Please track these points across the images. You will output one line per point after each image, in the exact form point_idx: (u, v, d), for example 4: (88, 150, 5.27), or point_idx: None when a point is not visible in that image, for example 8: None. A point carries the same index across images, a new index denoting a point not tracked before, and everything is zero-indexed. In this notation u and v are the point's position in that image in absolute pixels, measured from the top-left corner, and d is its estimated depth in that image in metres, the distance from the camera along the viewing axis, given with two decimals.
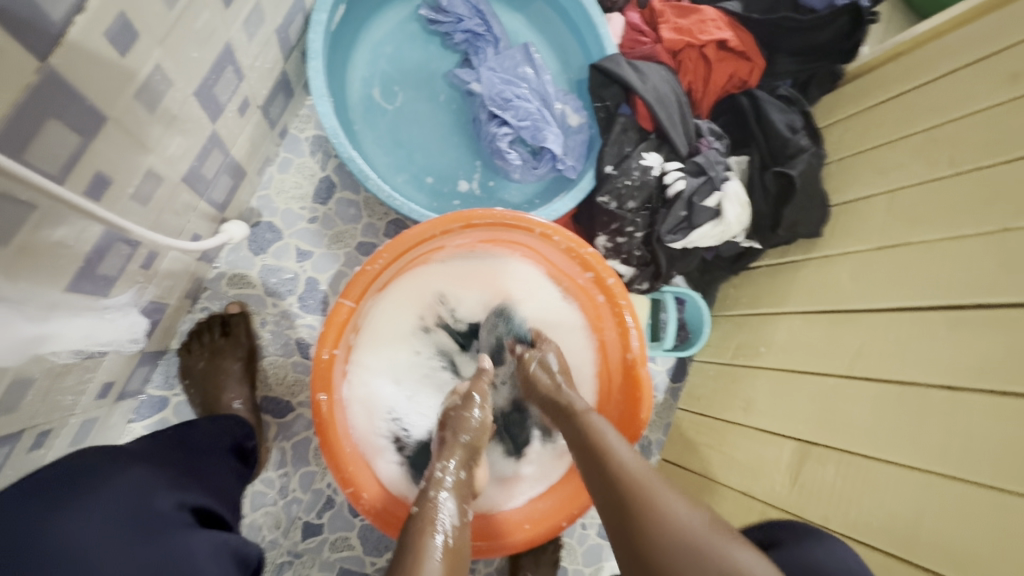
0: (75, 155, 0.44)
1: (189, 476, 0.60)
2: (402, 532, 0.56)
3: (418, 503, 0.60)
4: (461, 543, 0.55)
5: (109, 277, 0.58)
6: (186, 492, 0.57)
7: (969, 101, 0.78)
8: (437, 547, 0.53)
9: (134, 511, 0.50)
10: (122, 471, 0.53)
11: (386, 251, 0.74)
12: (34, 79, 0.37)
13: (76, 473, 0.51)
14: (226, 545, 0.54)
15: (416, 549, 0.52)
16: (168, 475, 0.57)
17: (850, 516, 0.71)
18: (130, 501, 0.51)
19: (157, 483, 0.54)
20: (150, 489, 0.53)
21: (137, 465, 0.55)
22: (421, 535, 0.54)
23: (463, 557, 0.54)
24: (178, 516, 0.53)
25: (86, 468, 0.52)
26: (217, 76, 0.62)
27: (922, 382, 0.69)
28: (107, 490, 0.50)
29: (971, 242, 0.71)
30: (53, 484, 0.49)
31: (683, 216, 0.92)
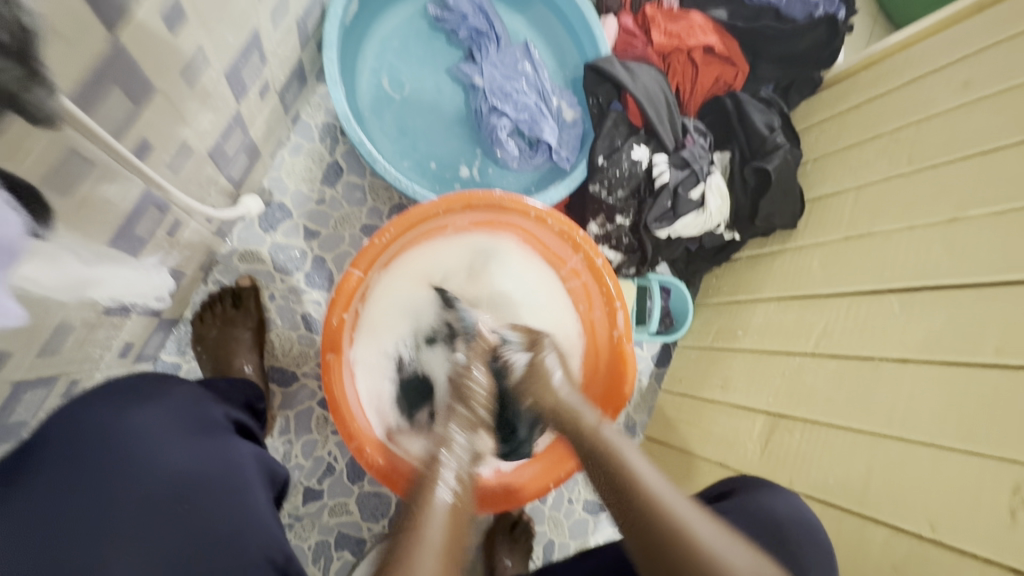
0: (128, 121, 0.50)
1: (227, 401, 0.72)
2: (414, 492, 0.62)
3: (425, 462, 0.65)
4: (465, 502, 0.62)
5: (142, 239, 0.64)
6: (230, 409, 0.68)
7: (929, 105, 0.86)
8: (442, 504, 0.59)
9: (196, 414, 0.61)
10: (181, 384, 0.63)
11: (393, 225, 0.80)
12: (106, 50, 0.43)
13: (148, 384, 0.61)
14: (262, 455, 0.64)
15: (424, 506, 0.59)
16: (212, 396, 0.68)
17: (813, 478, 0.78)
18: (191, 407, 0.61)
19: (207, 399, 0.65)
20: (203, 401, 0.64)
21: (189, 386, 0.65)
22: (427, 499, 0.60)
23: (465, 513, 0.61)
24: (224, 424, 0.64)
25: (151, 380, 0.62)
26: (245, 59, 0.68)
27: (877, 356, 0.76)
28: (173, 396, 0.61)
29: (923, 231, 0.78)
30: (125, 388, 0.58)
31: (669, 206, 0.99)
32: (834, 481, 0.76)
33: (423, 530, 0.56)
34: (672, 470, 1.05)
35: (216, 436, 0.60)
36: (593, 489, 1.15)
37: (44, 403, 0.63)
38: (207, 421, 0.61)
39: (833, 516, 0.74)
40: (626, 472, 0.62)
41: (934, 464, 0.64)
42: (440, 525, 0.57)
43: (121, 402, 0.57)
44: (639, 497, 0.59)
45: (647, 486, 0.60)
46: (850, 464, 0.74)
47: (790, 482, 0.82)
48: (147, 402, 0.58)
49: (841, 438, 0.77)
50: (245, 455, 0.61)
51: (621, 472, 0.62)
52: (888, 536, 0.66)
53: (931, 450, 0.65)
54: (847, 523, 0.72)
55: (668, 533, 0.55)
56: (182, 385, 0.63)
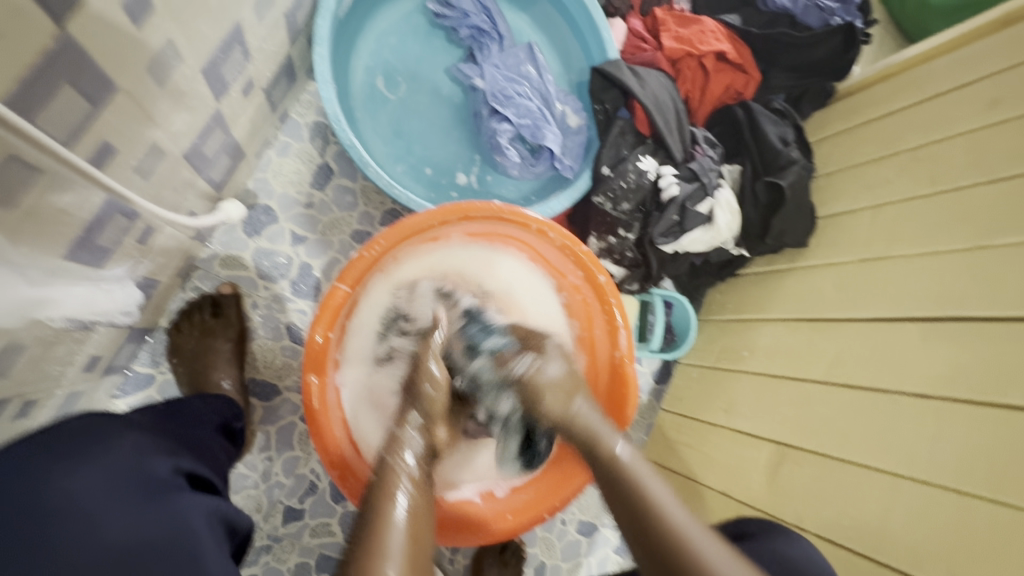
0: (83, 123, 0.45)
1: (181, 445, 0.60)
2: (366, 499, 0.58)
3: (378, 469, 0.62)
4: (422, 507, 0.58)
5: (106, 248, 0.58)
6: (181, 458, 0.57)
7: (953, 123, 0.82)
8: (398, 514, 0.55)
9: (135, 475, 0.50)
10: (123, 435, 0.53)
11: (384, 238, 0.75)
12: (52, 45, 0.38)
13: (79, 434, 0.50)
14: (219, 512, 0.55)
15: (377, 517, 0.54)
16: (160, 441, 0.57)
17: (823, 517, 0.74)
18: (130, 465, 0.50)
19: (152, 447, 0.55)
20: (145, 453, 0.53)
21: (131, 431, 0.55)
22: (383, 502, 0.56)
23: (424, 520, 0.57)
24: (175, 480, 0.53)
25: (86, 430, 0.51)
26: (225, 55, 0.62)
27: (894, 390, 0.72)
28: (106, 453, 0.50)
29: (946, 258, 0.74)
30: (53, 445, 0.49)
31: (675, 220, 0.95)
32: (846, 520, 0.71)
33: (376, 538, 0.52)
34: None
35: (160, 503, 0.49)
36: (587, 510, 1.10)
37: None
38: (152, 481, 0.50)
39: (844, 558, 0.70)
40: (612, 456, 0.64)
41: (957, 511, 0.60)
42: (400, 531, 0.53)
43: (45, 463, 0.47)
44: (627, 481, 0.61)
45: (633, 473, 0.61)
46: (863, 503, 0.70)
47: (798, 517, 0.78)
48: (78, 463, 0.48)
49: (853, 474, 0.73)
50: (198, 522, 0.51)
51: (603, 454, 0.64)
52: None
53: (953, 496, 0.61)
54: (860, 567, 0.68)
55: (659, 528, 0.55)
56: (124, 434, 0.53)
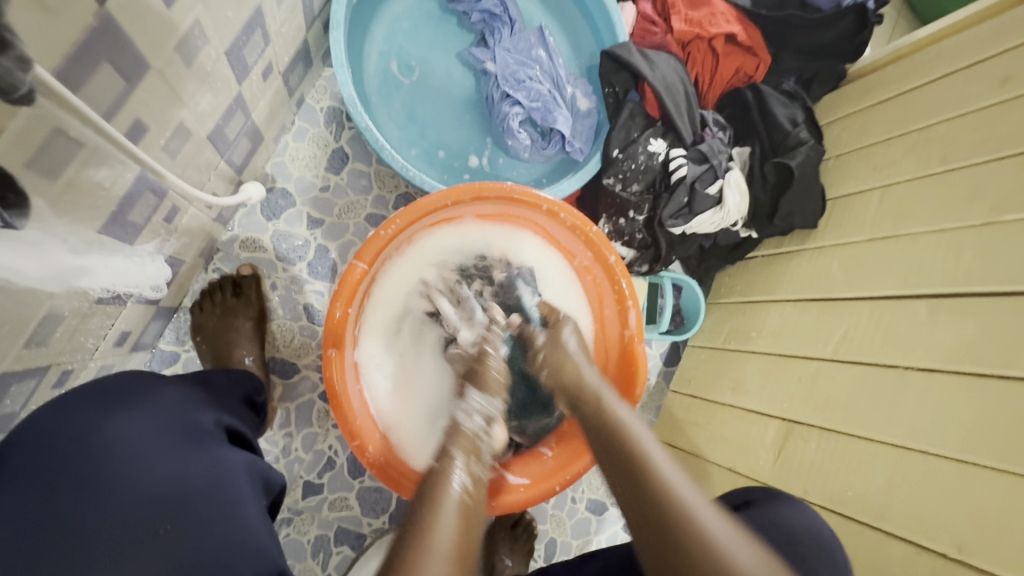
0: (119, 101, 0.47)
1: (219, 404, 0.67)
2: (421, 488, 0.58)
3: (438, 459, 0.62)
4: (478, 501, 0.58)
5: (137, 224, 0.61)
6: (220, 414, 0.64)
7: (963, 102, 0.81)
8: (453, 504, 0.56)
9: (181, 423, 0.57)
10: (166, 390, 0.59)
11: (400, 217, 0.77)
12: (93, 22, 0.40)
13: (129, 387, 0.57)
14: (254, 464, 0.61)
15: (430, 511, 0.54)
16: (203, 399, 0.64)
17: (829, 489, 0.76)
18: (177, 413, 0.57)
19: (196, 402, 0.61)
20: (191, 405, 0.60)
21: (174, 385, 0.61)
22: (438, 494, 0.56)
23: (479, 513, 0.58)
24: (215, 432, 0.60)
25: (138, 384, 0.58)
26: (247, 38, 0.64)
27: (901, 365, 0.73)
28: (157, 403, 0.57)
29: (955, 235, 0.74)
30: (106, 394, 0.55)
31: (684, 202, 0.96)
32: (852, 492, 0.73)
33: (424, 534, 0.52)
34: None
35: (202, 445, 0.56)
36: (597, 488, 1.12)
37: (35, 394, 0.61)
38: (195, 430, 0.57)
39: (849, 529, 0.72)
40: (635, 446, 0.61)
41: (961, 479, 0.62)
42: (449, 526, 0.53)
43: (102, 408, 0.54)
44: (648, 475, 0.57)
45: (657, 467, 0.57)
46: (869, 475, 0.72)
47: (804, 491, 0.79)
48: (131, 410, 0.55)
49: (860, 447, 0.74)
50: (234, 463, 0.57)
51: (625, 444, 0.61)
52: (908, 552, 0.64)
53: (959, 466, 0.62)
54: (865, 536, 0.69)
55: (687, 530, 0.51)
56: (167, 388, 0.59)
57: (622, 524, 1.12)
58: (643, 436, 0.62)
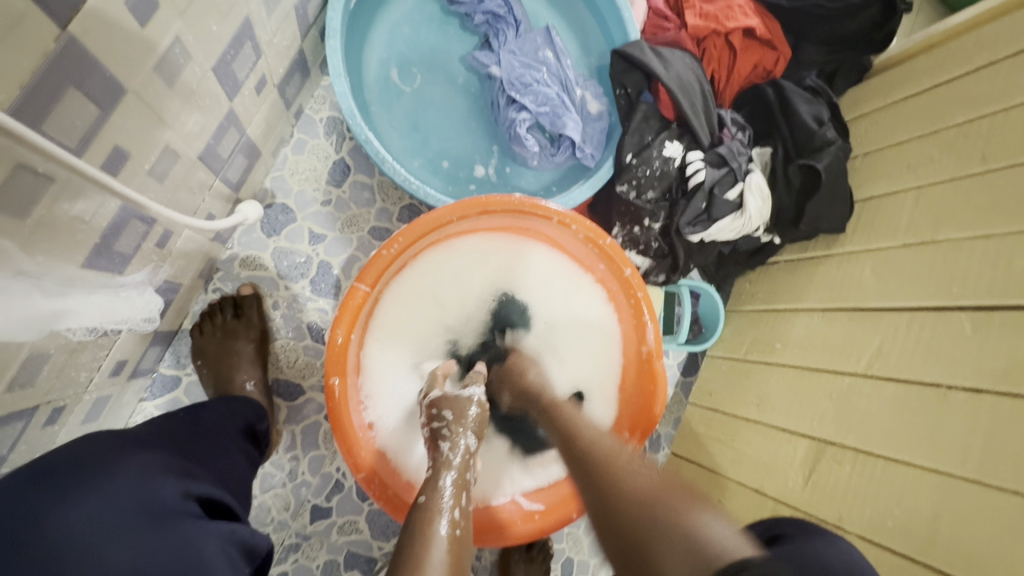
0: (93, 128, 0.44)
1: (199, 465, 0.59)
2: (406, 523, 0.55)
3: (424, 491, 0.58)
4: (467, 532, 0.55)
5: (125, 254, 0.58)
6: (191, 481, 0.54)
7: (1007, 95, 0.75)
8: (443, 538, 0.52)
9: (139, 506, 0.47)
10: (130, 460, 0.50)
11: (402, 235, 0.73)
12: (53, 46, 0.36)
13: (84, 462, 0.48)
14: (233, 535, 0.53)
15: (421, 540, 0.52)
16: (171, 463, 0.54)
17: (866, 517, 0.71)
18: (136, 491, 0.48)
19: (161, 470, 0.52)
20: (154, 477, 0.50)
21: (142, 454, 0.52)
22: (426, 529, 0.53)
23: (467, 546, 0.54)
24: (186, 507, 0.50)
25: (89, 461, 0.49)
26: (235, 51, 0.60)
27: (945, 384, 0.68)
28: (111, 484, 0.47)
29: (1002, 242, 0.68)
30: (51, 477, 0.46)
31: (703, 207, 0.90)
32: (892, 522, 0.68)
33: (416, 567, 0.49)
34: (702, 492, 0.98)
35: (169, 528, 0.47)
36: None
37: (24, 434, 0.58)
38: (158, 510, 0.48)
39: (888, 562, 0.67)
40: (591, 443, 0.61)
41: (1019, 513, 0.56)
42: (441, 560, 0.50)
43: (42, 501, 0.44)
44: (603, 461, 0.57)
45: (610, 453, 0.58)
46: (910, 504, 0.66)
47: (839, 517, 0.74)
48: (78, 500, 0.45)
49: (902, 473, 0.69)
50: (212, 545, 0.49)
51: (583, 441, 0.62)
52: None
53: (1014, 498, 0.57)
54: (908, 572, 0.64)
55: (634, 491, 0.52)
56: (131, 458, 0.51)
57: None
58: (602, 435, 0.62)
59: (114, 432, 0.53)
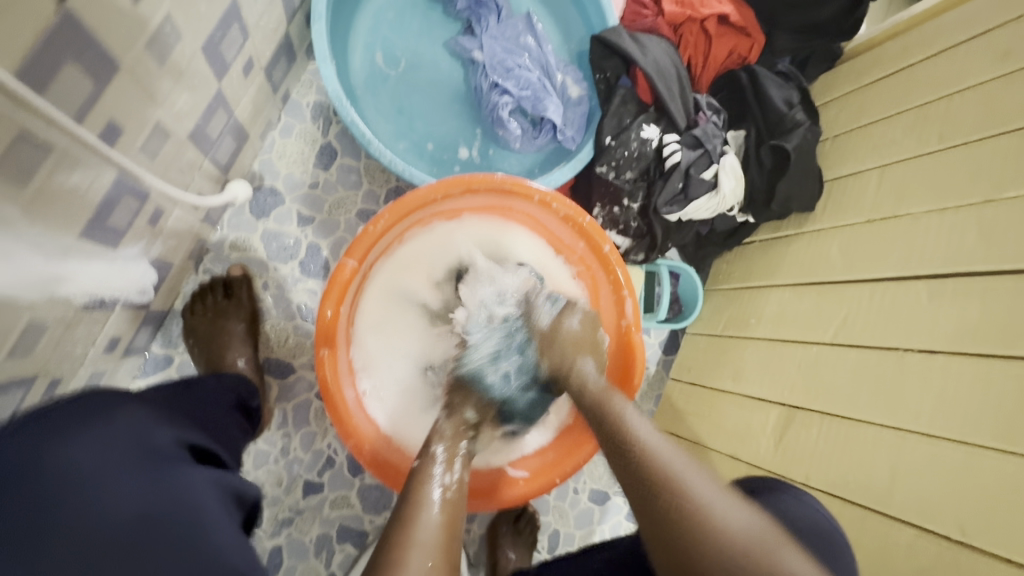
0: (89, 102, 0.46)
1: (188, 421, 0.62)
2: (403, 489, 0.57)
3: (419, 457, 0.62)
4: (460, 495, 0.57)
5: (119, 229, 0.60)
6: (183, 432, 0.58)
7: (963, 78, 0.80)
8: (435, 500, 0.55)
9: (141, 442, 0.51)
10: (126, 408, 0.54)
11: (388, 212, 0.76)
12: (51, 20, 0.38)
13: (84, 406, 0.51)
14: (222, 481, 0.56)
15: (415, 501, 0.54)
16: (163, 416, 0.58)
17: (830, 474, 0.75)
18: (138, 434, 0.51)
19: (156, 420, 0.56)
20: (150, 425, 0.54)
21: (134, 405, 0.55)
22: (418, 491, 0.56)
23: (461, 506, 0.57)
24: (178, 453, 0.54)
25: (87, 405, 0.51)
26: (223, 33, 0.62)
27: (901, 348, 0.72)
28: (115, 426, 0.50)
29: (954, 215, 0.73)
30: (55, 414, 0.49)
31: (680, 187, 0.94)
32: (854, 478, 0.72)
33: (409, 529, 0.51)
34: None
35: (170, 468, 0.51)
36: (599, 479, 1.12)
37: (23, 403, 0.60)
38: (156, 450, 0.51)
39: (850, 515, 0.71)
40: (632, 437, 0.58)
41: (965, 462, 0.61)
42: (434, 521, 0.53)
43: (39, 434, 0.46)
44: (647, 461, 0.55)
45: (657, 454, 0.55)
46: (870, 460, 0.71)
47: (806, 477, 0.79)
48: (84, 433, 0.48)
49: (863, 432, 0.73)
50: (204, 484, 0.52)
51: (626, 439, 0.58)
52: (911, 537, 0.64)
53: (961, 448, 0.61)
54: (868, 523, 0.69)
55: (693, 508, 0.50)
56: (130, 405, 0.54)
57: (624, 513, 1.12)
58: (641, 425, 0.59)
59: (107, 387, 0.56)
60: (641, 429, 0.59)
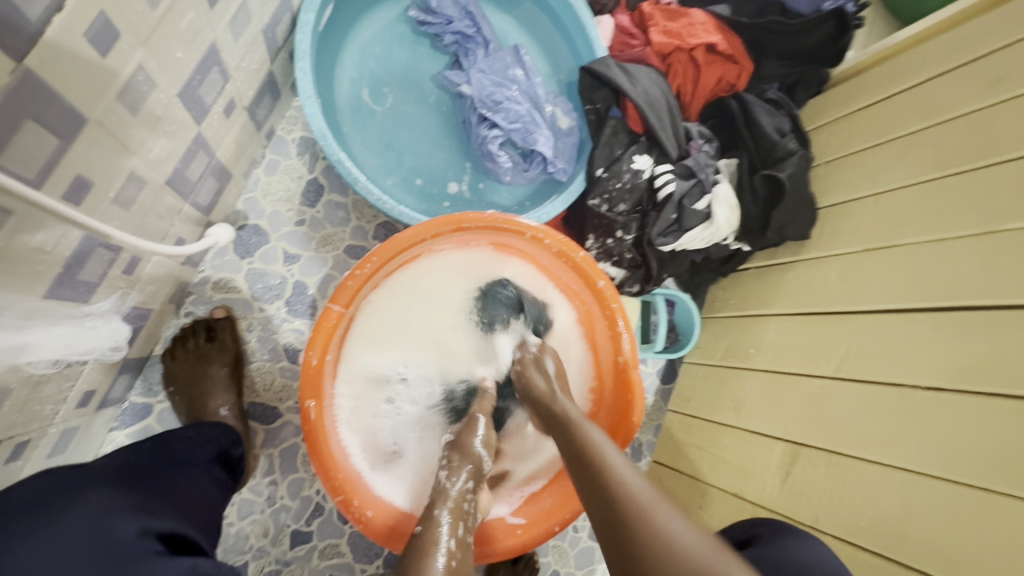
0: (53, 158, 0.44)
1: (165, 498, 0.58)
2: (404, 553, 0.55)
3: (423, 523, 0.59)
4: (464, 564, 0.55)
5: (89, 283, 0.57)
6: (153, 518, 0.53)
7: (954, 106, 0.79)
8: (438, 570, 0.52)
9: (96, 545, 0.47)
10: (84, 496, 0.50)
11: (376, 254, 0.74)
12: (9, 79, 0.36)
13: (42, 500, 0.48)
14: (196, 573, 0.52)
15: (416, 571, 0.52)
16: (132, 499, 0.53)
17: (838, 515, 0.73)
18: (92, 531, 0.48)
19: (119, 510, 0.51)
20: (111, 514, 0.50)
21: (102, 489, 0.52)
22: (422, 561, 0.53)
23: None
24: (144, 546, 0.50)
25: (45, 499, 0.49)
26: (202, 77, 0.61)
27: (908, 384, 0.70)
28: (65, 525, 0.47)
29: (956, 245, 0.71)
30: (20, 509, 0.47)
31: (673, 219, 0.93)
32: (864, 520, 0.69)
33: None
34: (684, 497, 0.99)
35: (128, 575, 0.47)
36: None
37: None
38: (115, 551, 0.48)
39: (861, 559, 0.68)
40: (601, 456, 0.58)
41: (978, 507, 0.58)
42: None
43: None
44: (609, 479, 0.55)
45: (617, 469, 0.56)
46: (880, 502, 0.68)
47: (814, 518, 0.76)
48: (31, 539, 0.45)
49: (872, 473, 0.70)
50: None
51: (592, 455, 0.58)
52: None
53: (976, 493, 0.59)
54: (880, 569, 0.66)
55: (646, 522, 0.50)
56: (89, 493, 0.50)
57: None
58: (607, 449, 0.59)
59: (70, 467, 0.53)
60: (610, 452, 0.58)
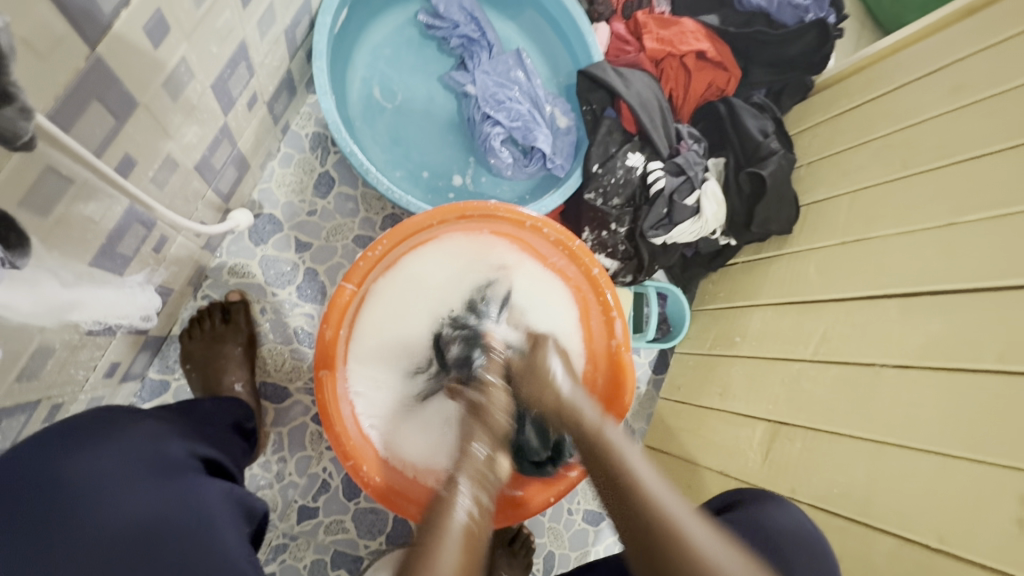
0: (109, 137, 0.49)
1: (195, 434, 0.65)
2: (425, 513, 0.55)
3: (445, 485, 0.58)
4: (484, 525, 0.55)
5: (126, 256, 0.62)
6: (195, 445, 0.61)
7: (921, 111, 0.86)
8: (459, 527, 0.53)
9: (153, 454, 0.54)
10: (138, 421, 0.57)
11: (387, 237, 0.80)
12: (83, 64, 0.42)
13: (102, 422, 0.55)
14: (234, 494, 0.59)
15: (437, 529, 0.52)
16: (178, 430, 0.61)
17: (815, 487, 0.78)
18: (148, 446, 0.55)
19: (169, 433, 0.59)
20: (164, 437, 0.57)
21: (149, 419, 0.59)
22: (442, 519, 0.53)
23: (482, 539, 0.54)
24: (190, 462, 0.57)
25: (102, 420, 0.55)
26: (232, 70, 0.66)
27: (878, 363, 0.76)
28: (124, 439, 0.54)
29: (922, 237, 0.77)
30: (76, 428, 0.53)
31: (664, 213, 0.98)
32: (837, 489, 0.75)
33: (435, 545, 0.50)
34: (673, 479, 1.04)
35: (184, 478, 0.54)
36: (593, 499, 1.13)
37: (27, 427, 0.61)
38: (171, 462, 0.55)
39: (835, 525, 0.74)
40: (615, 453, 0.62)
41: (938, 471, 0.64)
42: (452, 550, 0.50)
43: (61, 448, 0.50)
44: (627, 480, 0.59)
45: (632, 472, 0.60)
46: (853, 473, 0.73)
47: (793, 490, 0.81)
48: (96, 446, 0.52)
49: (845, 447, 0.76)
50: (215, 494, 0.56)
51: (605, 453, 0.63)
52: (892, 546, 0.66)
53: (936, 458, 0.64)
54: (851, 533, 0.71)
55: (668, 534, 0.53)
56: (142, 420, 0.58)
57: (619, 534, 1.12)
58: (624, 446, 0.63)
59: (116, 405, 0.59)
60: (622, 446, 0.63)
